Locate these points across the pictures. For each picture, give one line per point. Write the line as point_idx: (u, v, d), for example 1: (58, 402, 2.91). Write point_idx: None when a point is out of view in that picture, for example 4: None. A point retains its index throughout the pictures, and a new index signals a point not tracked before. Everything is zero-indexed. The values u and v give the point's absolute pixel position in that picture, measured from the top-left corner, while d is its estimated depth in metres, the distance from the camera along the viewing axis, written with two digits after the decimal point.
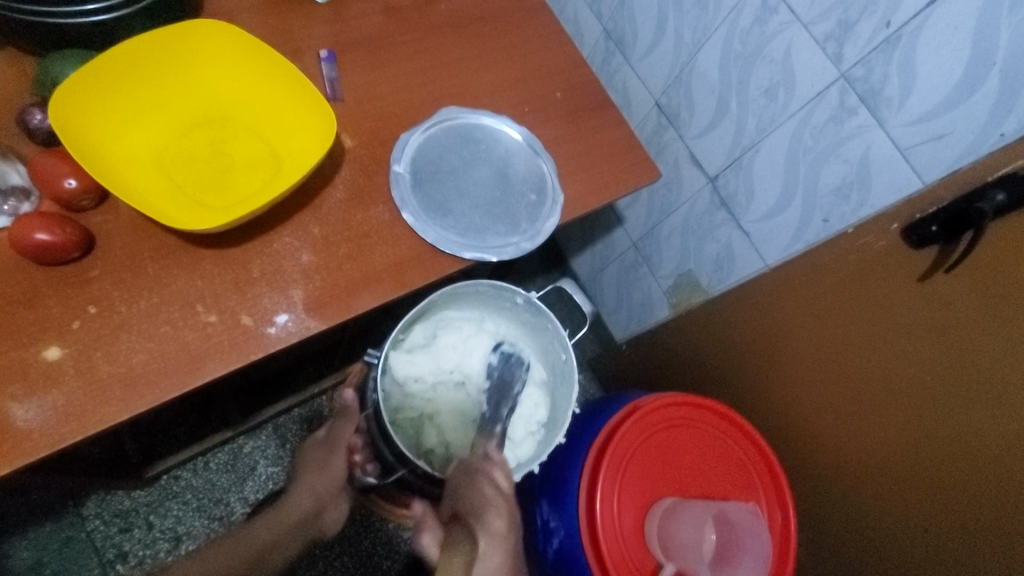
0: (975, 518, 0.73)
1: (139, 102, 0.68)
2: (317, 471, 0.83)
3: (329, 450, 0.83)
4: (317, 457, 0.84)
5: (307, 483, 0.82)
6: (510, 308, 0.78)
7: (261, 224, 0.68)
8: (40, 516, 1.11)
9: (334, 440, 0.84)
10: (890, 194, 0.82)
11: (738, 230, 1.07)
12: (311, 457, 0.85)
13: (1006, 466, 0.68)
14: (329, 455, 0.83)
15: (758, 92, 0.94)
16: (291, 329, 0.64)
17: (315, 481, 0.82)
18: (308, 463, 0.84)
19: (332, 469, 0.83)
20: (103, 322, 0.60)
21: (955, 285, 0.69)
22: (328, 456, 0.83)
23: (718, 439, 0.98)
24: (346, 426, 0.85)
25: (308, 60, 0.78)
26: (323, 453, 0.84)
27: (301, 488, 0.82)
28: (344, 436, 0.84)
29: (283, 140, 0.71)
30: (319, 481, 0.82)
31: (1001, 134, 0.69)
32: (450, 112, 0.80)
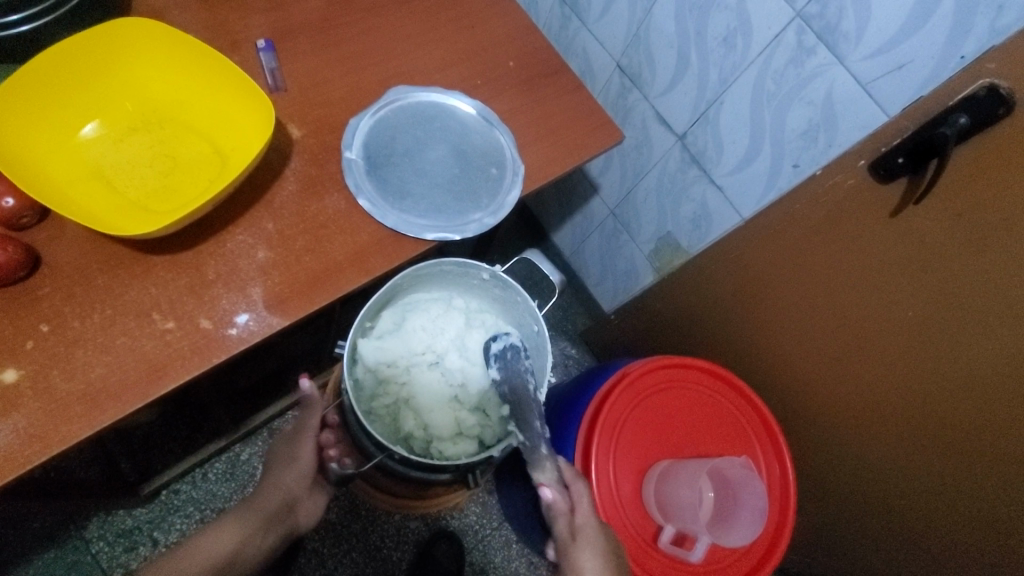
0: (982, 435, 0.74)
1: (73, 112, 0.66)
2: (284, 466, 0.81)
3: (293, 445, 0.81)
4: (283, 453, 0.82)
5: (277, 479, 0.81)
6: (478, 285, 0.77)
7: (212, 224, 0.66)
8: (43, 543, 1.11)
9: (301, 434, 0.82)
10: (857, 131, 0.81)
11: (711, 186, 1.05)
12: (280, 455, 0.84)
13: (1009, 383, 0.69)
14: (295, 448, 0.81)
15: (716, 41, 0.91)
16: (253, 329, 0.63)
17: (284, 477, 0.80)
18: (277, 459, 0.83)
19: (301, 461, 0.81)
20: (57, 340, 0.59)
21: (931, 216, 0.68)
22: (293, 450, 0.81)
23: (707, 396, 0.97)
24: (310, 417, 0.82)
25: (246, 52, 0.75)
26: (290, 447, 0.82)
27: (272, 483, 0.81)
28: (312, 427, 0.81)
29: (225, 135, 0.69)
30: (287, 476, 0.81)
31: (961, 57, 0.68)
32: (399, 92, 0.78)
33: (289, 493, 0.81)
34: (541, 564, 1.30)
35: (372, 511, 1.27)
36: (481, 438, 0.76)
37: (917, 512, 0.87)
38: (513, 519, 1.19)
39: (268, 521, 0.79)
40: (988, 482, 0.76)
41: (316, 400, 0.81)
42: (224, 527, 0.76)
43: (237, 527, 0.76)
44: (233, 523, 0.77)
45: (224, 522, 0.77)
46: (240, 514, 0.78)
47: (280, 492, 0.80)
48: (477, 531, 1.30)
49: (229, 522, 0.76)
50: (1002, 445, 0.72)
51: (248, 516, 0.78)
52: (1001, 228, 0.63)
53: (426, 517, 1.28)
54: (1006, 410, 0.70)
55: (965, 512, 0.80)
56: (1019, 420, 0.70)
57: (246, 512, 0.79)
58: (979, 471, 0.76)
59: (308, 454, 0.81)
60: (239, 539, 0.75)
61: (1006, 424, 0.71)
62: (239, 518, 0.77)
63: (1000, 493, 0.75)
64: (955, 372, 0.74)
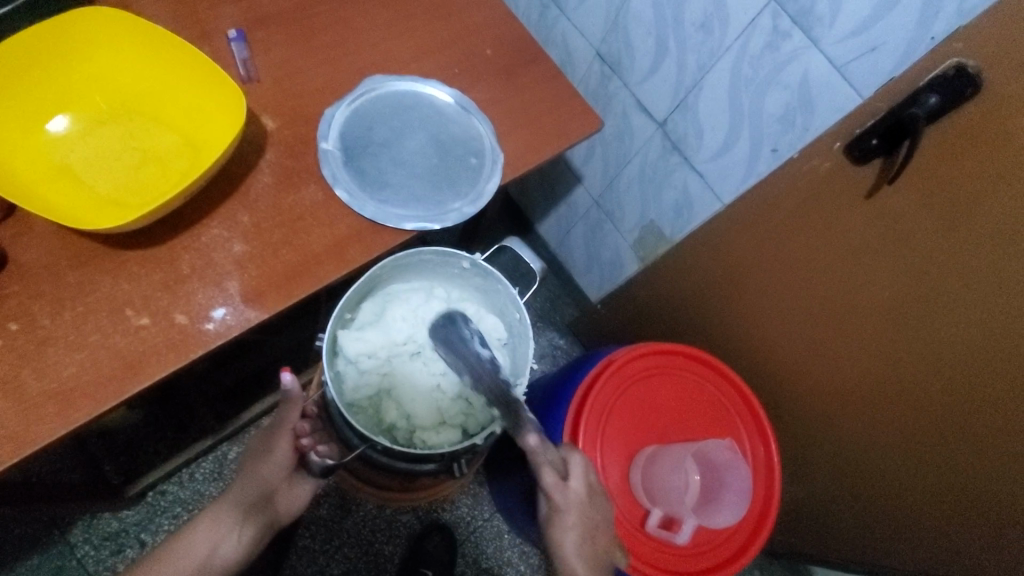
0: (957, 408, 0.76)
1: (38, 106, 0.65)
2: (260, 457, 0.77)
3: (270, 438, 0.77)
4: (261, 442, 0.78)
5: (253, 472, 0.77)
6: (459, 274, 0.76)
7: (185, 218, 0.65)
8: (28, 550, 1.09)
9: (278, 427, 0.76)
10: (833, 114, 0.81)
11: (692, 173, 1.06)
12: (258, 445, 0.79)
13: (983, 358, 0.70)
14: (272, 439, 0.77)
15: (694, 27, 0.91)
16: (230, 323, 0.62)
17: (260, 469, 0.76)
18: (254, 451, 0.78)
19: (277, 455, 0.77)
20: (28, 338, 0.58)
21: (905, 196, 0.69)
22: (269, 444, 0.76)
23: (692, 382, 0.98)
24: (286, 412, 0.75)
25: (218, 43, 0.74)
26: (266, 438, 0.77)
27: (249, 475, 0.77)
28: (287, 422, 0.75)
29: (194, 127, 0.68)
30: (264, 468, 0.77)
31: (932, 38, 0.69)
32: (375, 82, 0.77)
33: (266, 485, 0.77)
34: (533, 553, 1.31)
35: (363, 507, 1.26)
36: (465, 426, 0.76)
37: (900, 488, 0.89)
38: (505, 509, 1.19)
39: (244, 516, 0.76)
40: (969, 456, 0.77)
41: (296, 398, 0.72)
42: (199, 527, 0.75)
43: (214, 527, 0.75)
44: (210, 521, 0.76)
45: (202, 521, 0.76)
46: (219, 510, 0.76)
47: (256, 485, 0.76)
48: (470, 523, 1.30)
49: (205, 521, 0.75)
50: (979, 419, 0.74)
51: (225, 511, 0.76)
52: (972, 205, 0.64)
53: (417, 510, 1.28)
54: (982, 385, 0.72)
55: (947, 486, 0.82)
56: (994, 395, 0.71)
57: (221, 507, 0.76)
58: (959, 445, 0.78)
59: (284, 448, 0.76)
60: (215, 540, 0.74)
61: (982, 399, 0.73)
62: (216, 516, 0.76)
63: (980, 467, 0.76)
64: (932, 349, 0.75)
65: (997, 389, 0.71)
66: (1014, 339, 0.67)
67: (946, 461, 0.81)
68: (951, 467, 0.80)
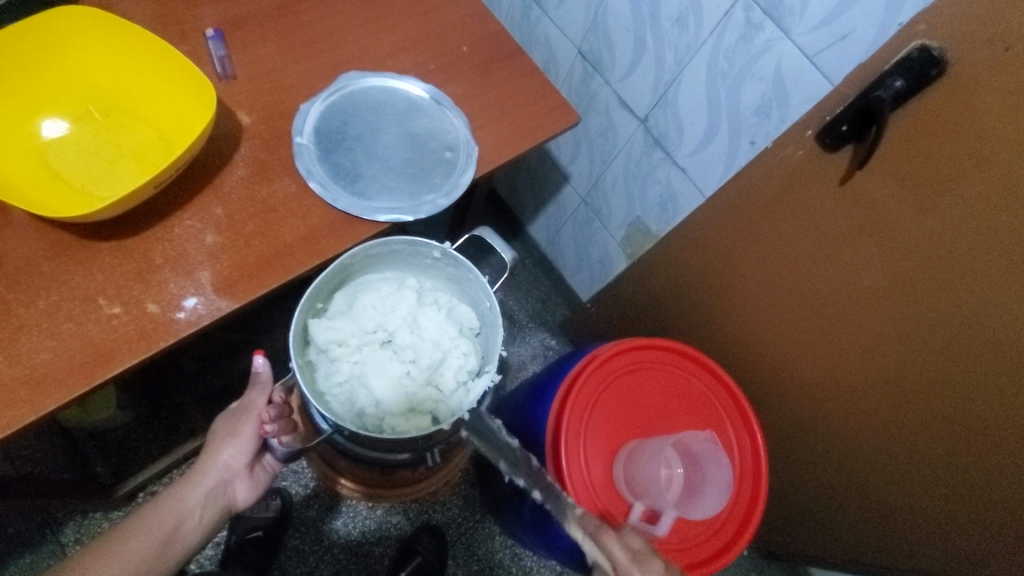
0: (937, 395, 0.75)
1: (16, 105, 0.67)
2: (223, 441, 0.76)
3: (236, 421, 0.77)
4: (223, 428, 0.78)
5: (216, 454, 0.75)
6: (431, 264, 0.77)
7: (158, 210, 0.66)
8: (19, 550, 1.09)
9: (244, 412, 0.77)
10: (807, 104, 0.81)
11: (674, 168, 1.06)
12: (219, 429, 0.78)
13: (962, 343, 0.70)
14: (238, 424, 0.77)
15: (670, 22, 0.92)
16: (201, 312, 0.63)
17: (224, 452, 0.75)
18: (217, 434, 0.77)
19: (242, 438, 0.76)
20: (0, 326, 0.59)
21: (876, 180, 0.69)
22: (236, 426, 0.76)
23: (676, 375, 0.97)
24: (254, 395, 0.77)
25: (195, 41, 0.76)
26: (231, 424, 0.77)
27: (211, 458, 0.75)
28: (256, 406, 0.77)
29: (169, 121, 0.69)
30: (228, 451, 0.76)
31: (899, 23, 0.69)
32: (350, 78, 0.78)
33: (227, 469, 0.76)
34: (525, 554, 1.30)
35: (353, 508, 1.26)
36: (435, 413, 0.77)
37: (887, 479, 0.88)
38: (494, 508, 1.19)
39: (206, 497, 0.73)
40: (953, 443, 0.76)
41: (266, 380, 0.76)
42: (161, 505, 0.70)
43: (178, 504, 0.70)
44: (173, 501, 0.71)
45: (163, 501, 0.70)
46: (180, 491, 0.72)
47: (217, 469, 0.75)
48: (460, 524, 1.29)
49: (168, 500, 0.70)
50: (957, 406, 0.74)
51: (189, 490, 0.72)
52: (940, 188, 0.64)
53: (408, 511, 1.27)
54: (960, 369, 0.71)
55: (933, 473, 0.81)
56: (970, 381, 0.71)
57: (183, 487, 0.72)
58: (943, 432, 0.77)
59: (251, 430, 0.77)
60: (180, 517, 0.69)
61: (959, 386, 0.72)
62: (180, 495, 0.71)
63: (960, 453, 0.76)
64: (910, 335, 0.75)
65: (973, 374, 0.70)
66: (985, 324, 0.67)
67: (930, 449, 0.80)
68: (936, 456, 0.80)
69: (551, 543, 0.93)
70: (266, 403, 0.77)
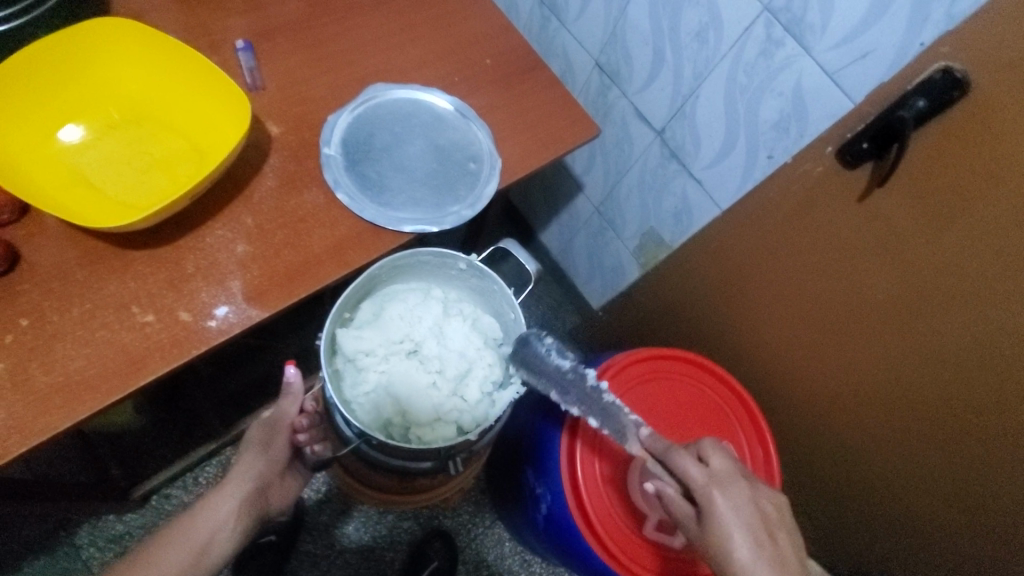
0: (953, 413, 0.75)
1: (55, 116, 0.69)
2: (257, 452, 0.81)
3: (269, 432, 0.82)
4: (258, 439, 0.82)
5: (251, 463, 0.80)
6: (456, 275, 0.78)
7: (190, 220, 0.68)
8: (34, 551, 1.10)
9: (278, 423, 0.82)
10: (826, 120, 0.82)
11: (691, 179, 1.06)
12: (253, 439, 0.83)
13: (979, 361, 0.70)
14: (271, 435, 0.82)
15: (690, 36, 0.92)
16: (232, 321, 0.65)
17: (259, 461, 0.80)
18: (251, 444, 0.82)
19: (275, 448, 0.82)
20: (37, 333, 0.60)
21: (896, 198, 0.70)
22: (270, 436, 0.82)
23: (691, 386, 0.97)
24: (286, 406, 0.82)
25: (226, 53, 0.77)
26: (265, 434, 0.82)
27: (245, 467, 0.80)
28: (288, 416, 0.82)
29: (201, 132, 0.71)
30: (262, 462, 0.80)
31: (921, 44, 0.69)
32: (376, 90, 0.80)
33: (261, 478, 0.80)
34: (535, 561, 1.30)
35: (364, 512, 1.26)
36: (460, 423, 0.78)
37: (899, 496, 0.88)
38: (506, 515, 1.19)
39: (240, 507, 0.76)
40: (967, 462, 0.76)
41: (296, 391, 0.80)
42: (197, 514, 0.73)
43: (213, 513, 0.74)
44: (209, 510, 0.74)
45: (200, 510, 0.74)
46: (216, 499, 0.76)
47: (251, 478, 0.79)
48: (471, 530, 1.30)
49: (204, 509, 0.74)
50: (970, 425, 0.74)
51: (224, 500, 0.76)
52: (959, 208, 0.65)
53: (419, 517, 1.28)
54: (977, 387, 0.71)
55: (946, 491, 0.81)
56: (985, 400, 0.71)
57: (218, 496, 0.76)
58: (956, 451, 0.77)
59: (284, 440, 0.82)
60: (214, 526, 0.73)
61: (975, 404, 0.72)
62: (215, 505, 0.75)
63: (972, 472, 0.76)
64: (927, 352, 0.74)
65: (987, 394, 0.71)
66: (999, 343, 0.67)
67: (943, 468, 0.79)
68: (948, 474, 0.79)
69: (563, 553, 0.93)
70: (297, 412, 0.82)
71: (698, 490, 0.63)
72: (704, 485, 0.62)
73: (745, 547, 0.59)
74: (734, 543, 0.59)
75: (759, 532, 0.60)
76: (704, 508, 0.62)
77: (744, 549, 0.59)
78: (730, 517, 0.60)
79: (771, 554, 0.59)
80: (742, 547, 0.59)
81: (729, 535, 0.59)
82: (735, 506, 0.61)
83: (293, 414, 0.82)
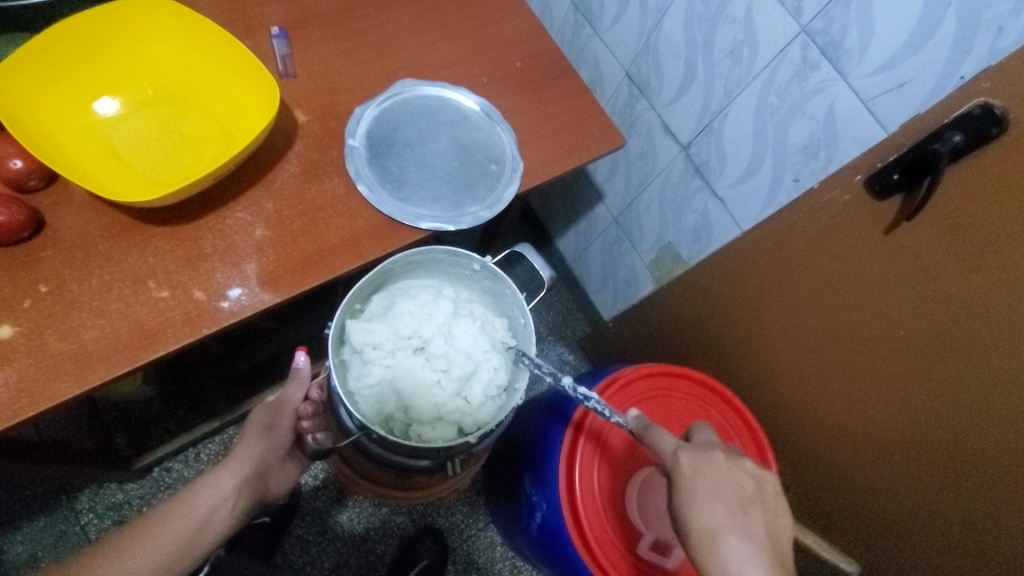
0: (960, 455, 0.72)
1: (89, 89, 0.70)
2: (259, 436, 0.83)
3: (273, 417, 0.84)
4: (261, 422, 0.84)
5: (251, 445, 0.82)
6: (469, 276, 0.78)
7: (212, 200, 0.68)
8: (34, 512, 1.11)
9: (281, 405, 0.83)
10: (856, 147, 0.80)
11: (713, 198, 1.05)
12: (256, 422, 0.85)
13: (995, 404, 0.67)
14: (275, 419, 0.84)
15: (723, 53, 0.91)
16: (244, 303, 0.65)
17: (261, 445, 0.82)
18: (254, 427, 0.84)
19: (277, 432, 0.84)
20: (54, 300, 0.61)
21: (924, 232, 0.68)
22: (273, 419, 0.83)
23: (697, 407, 0.95)
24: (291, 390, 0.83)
25: (260, 38, 0.78)
26: (268, 418, 0.84)
27: (246, 449, 0.82)
28: (293, 400, 0.82)
29: (231, 114, 0.72)
30: (262, 445, 0.82)
31: (960, 77, 0.67)
32: (405, 85, 0.80)
33: (262, 461, 0.82)
34: (525, 568, 1.29)
35: (358, 503, 1.27)
36: (460, 424, 0.78)
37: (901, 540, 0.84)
38: (500, 520, 1.19)
39: (238, 487, 0.78)
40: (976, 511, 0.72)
41: (303, 375, 0.81)
42: (197, 492, 0.75)
43: (214, 491, 0.76)
44: (209, 489, 0.76)
45: (199, 487, 0.76)
46: (216, 478, 0.77)
47: (252, 461, 0.81)
48: (463, 530, 1.29)
49: (203, 487, 0.75)
50: (976, 472, 0.71)
51: (224, 480, 0.78)
52: (990, 248, 0.63)
53: (412, 512, 1.27)
54: (990, 430, 0.68)
55: (951, 539, 0.77)
56: (993, 446, 0.69)
57: (218, 475, 0.78)
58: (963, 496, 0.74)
59: (286, 426, 0.84)
60: (213, 505, 0.75)
61: (988, 448, 0.69)
62: (215, 484, 0.76)
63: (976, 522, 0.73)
64: (943, 389, 0.72)
65: (997, 440, 0.68)
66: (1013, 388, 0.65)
67: (950, 513, 0.76)
68: (955, 521, 0.76)
69: (556, 564, 0.91)
70: (302, 398, 0.83)
71: (668, 458, 0.63)
72: (673, 454, 0.63)
73: (714, 512, 0.59)
74: (699, 507, 0.59)
75: (735, 502, 0.59)
76: (676, 474, 0.62)
77: (717, 512, 0.59)
78: (701, 484, 0.60)
79: (740, 523, 0.58)
80: (717, 511, 0.59)
81: (694, 500, 0.60)
82: (706, 475, 0.61)
83: (298, 399, 0.83)
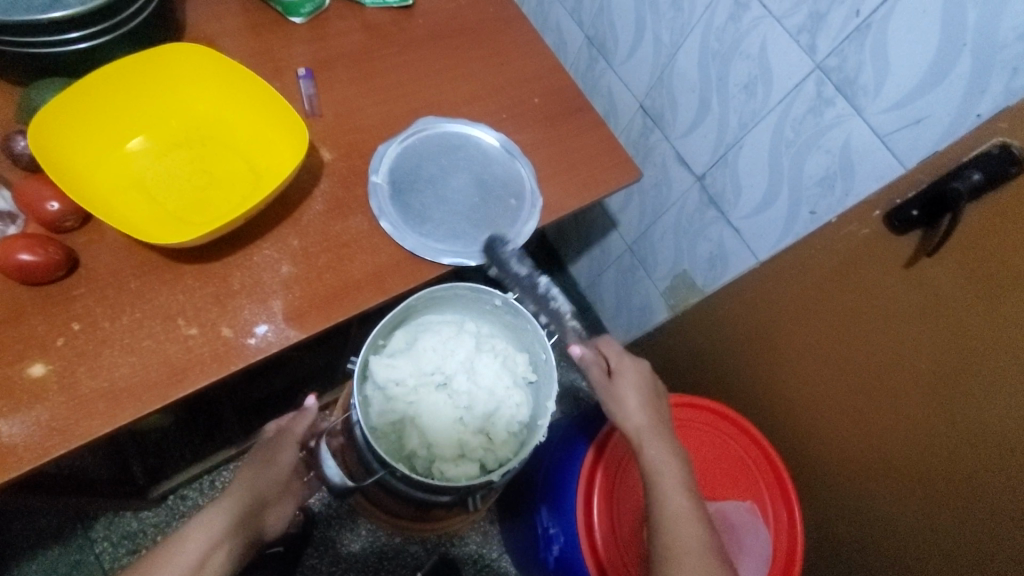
0: (977, 495, 0.71)
1: (124, 132, 0.73)
2: (259, 469, 0.82)
3: (274, 448, 0.85)
4: (260, 455, 0.83)
5: (252, 478, 0.81)
6: (491, 310, 0.79)
7: (239, 238, 0.70)
8: (49, 541, 1.12)
9: (285, 436, 0.86)
10: (873, 181, 0.80)
11: (728, 228, 1.05)
12: (252, 457, 0.84)
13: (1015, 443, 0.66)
14: (275, 451, 0.84)
15: (737, 88, 0.92)
16: (271, 339, 0.66)
17: (262, 477, 0.81)
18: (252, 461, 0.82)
19: (278, 464, 0.83)
20: (87, 337, 0.63)
21: (944, 267, 0.68)
22: (274, 451, 0.84)
23: (714, 439, 0.93)
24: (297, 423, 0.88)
25: (288, 79, 0.80)
26: (268, 451, 0.84)
27: (246, 483, 0.80)
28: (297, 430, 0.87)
29: (259, 154, 0.75)
30: (261, 478, 0.81)
31: (977, 115, 0.68)
32: (427, 122, 0.82)
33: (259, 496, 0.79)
34: None
35: (372, 532, 1.26)
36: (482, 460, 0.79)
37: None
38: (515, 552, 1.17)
39: (237, 525, 0.73)
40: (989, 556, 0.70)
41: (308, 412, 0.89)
42: (190, 533, 0.69)
43: (208, 530, 0.70)
44: (202, 528, 0.70)
45: (192, 528, 0.69)
46: (211, 516, 0.72)
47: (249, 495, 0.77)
48: (477, 561, 1.28)
49: (197, 527, 0.69)
50: (986, 512, 0.70)
51: (217, 518, 0.72)
52: (1011, 284, 0.62)
53: (426, 542, 1.26)
54: (1007, 470, 0.67)
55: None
56: (1010, 487, 0.67)
57: (213, 513, 0.72)
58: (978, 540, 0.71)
59: (287, 457, 0.85)
60: (208, 547, 0.68)
61: (1004, 489, 0.67)
62: (209, 522, 0.71)
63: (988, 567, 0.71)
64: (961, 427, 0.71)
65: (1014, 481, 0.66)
66: None
67: (962, 555, 0.74)
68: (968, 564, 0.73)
69: None
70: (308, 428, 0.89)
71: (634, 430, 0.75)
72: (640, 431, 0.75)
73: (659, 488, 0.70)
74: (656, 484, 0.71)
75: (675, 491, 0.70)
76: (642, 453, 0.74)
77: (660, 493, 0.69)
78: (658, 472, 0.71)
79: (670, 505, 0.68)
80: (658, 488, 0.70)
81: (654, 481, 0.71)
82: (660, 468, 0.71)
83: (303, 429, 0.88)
